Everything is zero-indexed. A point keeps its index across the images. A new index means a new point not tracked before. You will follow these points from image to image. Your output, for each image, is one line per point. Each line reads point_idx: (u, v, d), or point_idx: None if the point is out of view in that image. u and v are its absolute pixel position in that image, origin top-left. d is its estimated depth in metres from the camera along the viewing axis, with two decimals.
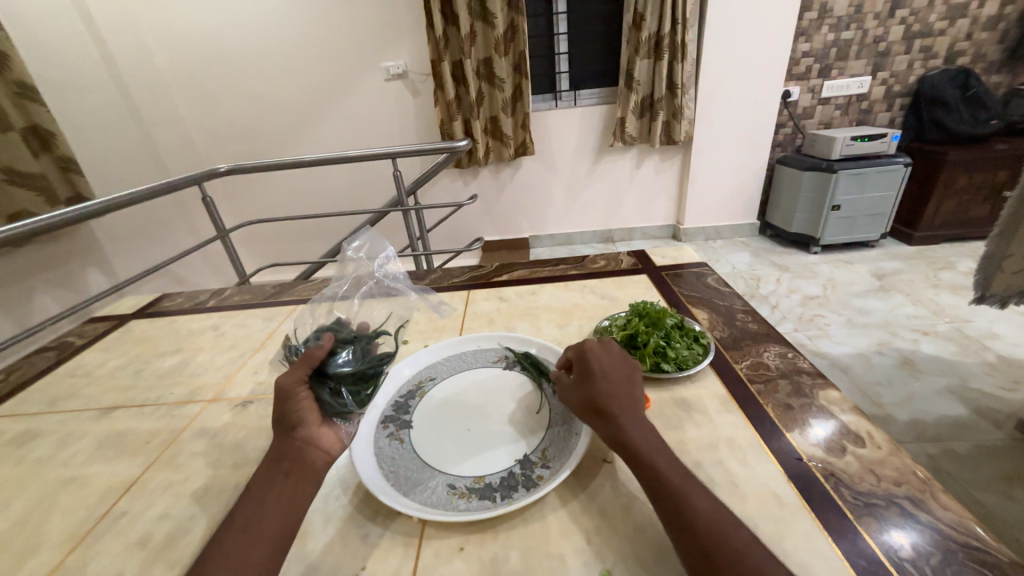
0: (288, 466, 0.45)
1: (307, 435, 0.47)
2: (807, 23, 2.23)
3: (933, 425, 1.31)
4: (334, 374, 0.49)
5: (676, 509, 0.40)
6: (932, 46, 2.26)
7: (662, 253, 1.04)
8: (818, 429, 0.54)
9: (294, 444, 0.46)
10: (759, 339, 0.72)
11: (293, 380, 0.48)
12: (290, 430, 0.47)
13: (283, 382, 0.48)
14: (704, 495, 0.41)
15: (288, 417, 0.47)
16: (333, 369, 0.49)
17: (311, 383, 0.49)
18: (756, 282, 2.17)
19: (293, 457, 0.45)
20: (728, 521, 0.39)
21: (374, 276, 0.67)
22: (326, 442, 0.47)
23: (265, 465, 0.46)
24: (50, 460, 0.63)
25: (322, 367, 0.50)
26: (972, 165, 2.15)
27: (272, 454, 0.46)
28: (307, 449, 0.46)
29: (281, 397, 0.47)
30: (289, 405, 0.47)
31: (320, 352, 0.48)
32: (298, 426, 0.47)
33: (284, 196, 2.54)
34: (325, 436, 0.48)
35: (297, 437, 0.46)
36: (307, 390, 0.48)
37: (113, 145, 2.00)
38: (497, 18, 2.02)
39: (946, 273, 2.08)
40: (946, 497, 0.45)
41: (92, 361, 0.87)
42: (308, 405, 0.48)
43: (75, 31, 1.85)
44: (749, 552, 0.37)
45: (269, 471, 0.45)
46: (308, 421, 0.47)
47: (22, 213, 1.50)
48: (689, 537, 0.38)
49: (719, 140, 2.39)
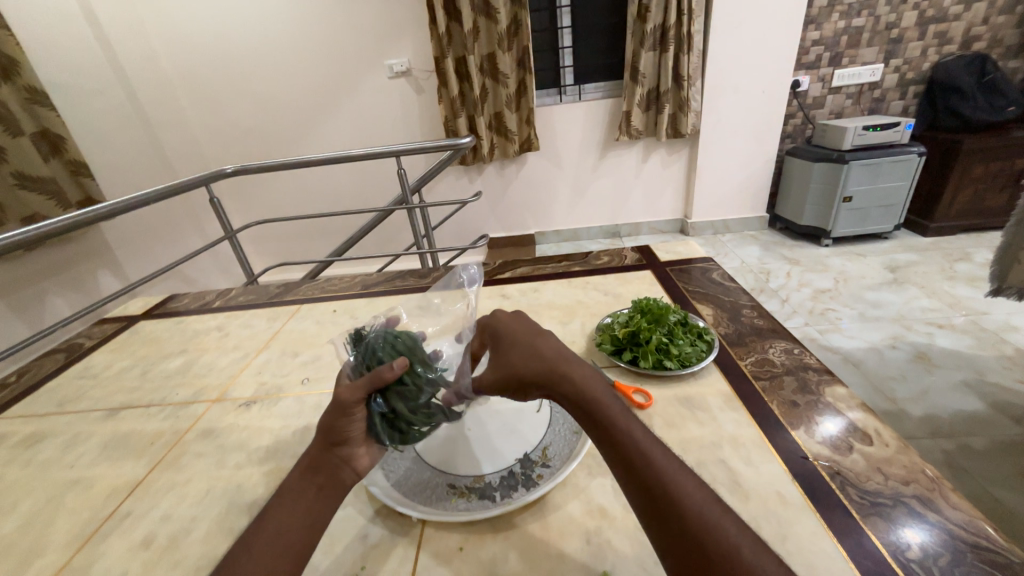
0: (322, 481, 0.45)
1: (346, 453, 0.46)
2: (816, 11, 2.18)
3: (949, 420, 1.28)
4: (393, 405, 0.45)
5: (648, 489, 0.35)
6: (947, 32, 2.20)
7: (667, 248, 1.03)
8: (827, 426, 0.53)
9: (332, 460, 0.45)
10: (764, 335, 0.71)
11: (353, 396, 0.44)
12: (334, 445, 0.45)
13: (343, 394, 0.44)
14: (679, 470, 0.36)
15: (334, 432, 0.45)
16: (395, 397, 0.45)
17: (368, 400, 0.45)
18: (765, 276, 2.14)
19: (329, 472, 0.45)
20: (715, 506, 0.34)
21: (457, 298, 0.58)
22: (362, 464, 0.47)
23: (297, 472, 0.45)
24: (58, 462, 0.64)
25: (388, 388, 0.45)
26: (988, 154, 2.09)
27: (306, 463, 0.46)
28: (343, 467, 0.46)
29: (337, 409, 0.44)
30: (340, 420, 0.45)
31: (390, 377, 0.43)
32: (342, 443, 0.45)
33: (291, 196, 2.55)
34: (362, 457, 0.47)
35: (337, 454, 0.45)
36: (362, 407, 0.45)
37: (122, 148, 2.02)
38: (499, 13, 2.00)
39: (962, 264, 2.03)
40: (956, 496, 0.44)
41: (101, 362, 0.88)
42: (357, 425, 0.46)
43: (83, 35, 1.87)
44: (741, 543, 0.32)
45: (302, 480, 0.45)
46: (353, 440, 0.46)
47: (34, 217, 1.53)
48: (664, 524, 0.34)
49: (727, 133, 2.35)
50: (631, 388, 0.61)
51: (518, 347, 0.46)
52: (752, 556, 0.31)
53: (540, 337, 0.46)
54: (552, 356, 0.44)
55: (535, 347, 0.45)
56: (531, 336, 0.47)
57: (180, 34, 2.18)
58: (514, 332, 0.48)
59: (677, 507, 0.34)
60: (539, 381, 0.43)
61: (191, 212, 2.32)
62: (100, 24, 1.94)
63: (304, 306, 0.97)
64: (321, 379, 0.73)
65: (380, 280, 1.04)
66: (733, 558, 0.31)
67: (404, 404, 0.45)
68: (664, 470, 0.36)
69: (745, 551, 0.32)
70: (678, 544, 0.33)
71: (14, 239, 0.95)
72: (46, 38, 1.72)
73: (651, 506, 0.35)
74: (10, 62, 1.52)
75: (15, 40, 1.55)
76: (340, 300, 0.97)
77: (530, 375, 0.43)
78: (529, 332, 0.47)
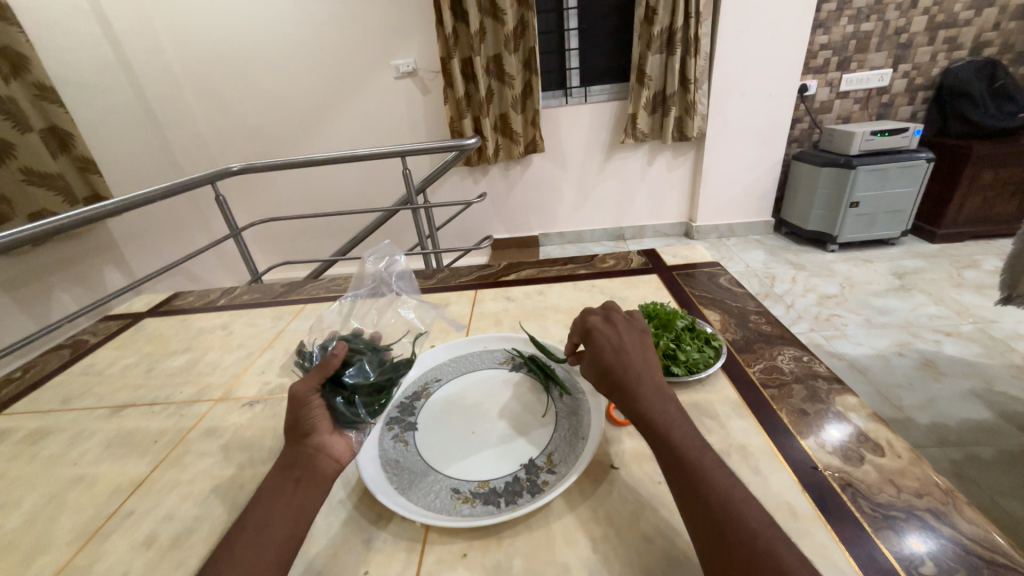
0: (299, 473, 0.44)
1: (319, 442, 0.46)
2: (825, 15, 2.17)
3: (956, 429, 1.26)
4: (350, 383, 0.49)
5: (696, 501, 0.39)
6: (956, 37, 2.19)
7: (673, 252, 1.02)
8: (834, 435, 0.52)
9: (305, 451, 0.45)
10: (772, 341, 0.70)
11: (307, 387, 0.47)
12: (303, 436, 0.46)
13: (296, 389, 0.47)
14: (729, 483, 0.40)
15: (301, 424, 0.46)
16: (349, 378, 0.49)
17: (323, 392, 0.48)
18: (770, 281, 2.13)
19: (304, 465, 0.45)
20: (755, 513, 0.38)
21: (385, 283, 0.65)
22: (338, 451, 0.47)
23: (275, 471, 0.45)
24: (61, 459, 0.64)
25: (337, 375, 0.50)
26: (997, 161, 2.07)
27: (282, 460, 0.46)
28: (319, 456, 0.45)
29: (295, 404, 0.46)
30: (302, 410, 0.46)
31: (335, 361, 0.48)
32: (311, 433, 0.46)
33: (296, 195, 2.56)
34: (338, 444, 0.47)
35: (309, 445, 0.46)
36: (319, 398, 0.47)
37: (132, 145, 2.04)
38: (506, 14, 2.00)
39: (970, 271, 2.01)
40: (970, 510, 0.43)
41: (105, 359, 0.88)
42: (320, 414, 0.47)
43: (93, 34, 1.88)
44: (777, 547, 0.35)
45: (280, 476, 0.45)
46: (322, 428, 0.47)
47: (42, 213, 1.54)
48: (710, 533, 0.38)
49: (733, 135, 2.34)
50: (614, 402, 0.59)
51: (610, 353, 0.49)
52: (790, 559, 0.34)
53: (624, 348, 0.49)
54: (623, 371, 0.47)
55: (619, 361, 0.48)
56: (619, 345, 0.49)
57: (188, 33, 2.19)
58: (601, 336, 0.51)
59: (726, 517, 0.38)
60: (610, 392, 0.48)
61: (197, 210, 2.33)
62: (109, 24, 1.95)
63: (307, 305, 0.97)
64: None
65: None
66: (772, 563, 0.34)
67: (360, 377, 0.50)
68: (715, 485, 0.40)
69: (783, 555, 0.35)
70: (721, 554, 0.36)
71: (21, 236, 0.95)
72: (51, 33, 1.71)
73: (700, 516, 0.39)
74: (21, 59, 1.52)
75: (26, 38, 1.56)
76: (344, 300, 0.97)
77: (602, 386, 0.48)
78: (616, 340, 0.50)
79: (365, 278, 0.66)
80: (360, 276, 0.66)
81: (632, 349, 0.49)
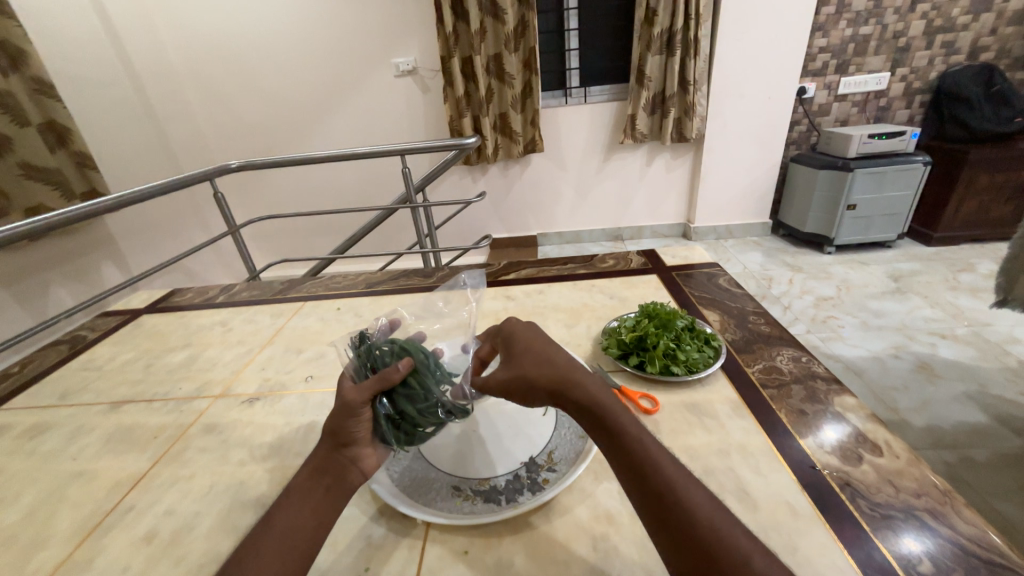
0: (330, 481, 0.45)
1: (354, 454, 0.46)
2: (824, 18, 2.18)
3: (951, 432, 1.27)
4: (400, 406, 0.47)
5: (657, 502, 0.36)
6: (954, 42, 2.20)
7: (672, 252, 1.02)
8: (831, 435, 0.53)
9: (340, 460, 0.46)
10: (771, 342, 0.70)
11: (359, 398, 0.45)
12: (340, 446, 0.46)
13: (349, 397, 0.45)
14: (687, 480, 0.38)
15: (341, 434, 0.46)
16: (401, 400, 0.47)
17: (374, 401, 0.47)
18: (767, 282, 2.14)
19: (336, 473, 0.45)
20: (723, 516, 0.36)
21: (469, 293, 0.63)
22: (370, 465, 0.47)
23: (305, 472, 0.46)
24: (59, 454, 0.63)
25: (393, 389, 0.47)
26: (993, 165, 2.09)
27: (315, 464, 0.46)
28: (351, 468, 0.46)
29: (344, 411, 0.45)
30: (347, 422, 0.45)
31: (396, 377, 0.45)
32: (349, 444, 0.46)
33: (292, 192, 2.55)
34: (370, 457, 0.47)
35: (345, 455, 0.46)
36: (369, 408, 0.46)
37: (129, 143, 2.02)
38: (507, 14, 2.01)
39: (965, 275, 2.03)
40: (968, 510, 0.43)
41: (103, 355, 0.88)
42: (364, 427, 0.46)
43: (92, 28, 1.86)
44: (752, 554, 0.33)
45: (309, 481, 0.45)
46: (361, 442, 0.46)
47: (40, 208, 1.53)
48: (674, 534, 0.35)
49: (732, 137, 2.35)
50: (637, 394, 0.60)
51: (538, 350, 0.47)
52: (763, 565, 0.33)
53: (553, 348, 0.47)
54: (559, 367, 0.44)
55: (552, 358, 0.46)
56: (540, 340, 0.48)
57: (189, 30, 2.18)
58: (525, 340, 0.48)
59: (688, 517, 0.35)
60: (549, 386, 0.43)
61: (194, 206, 2.32)
62: (109, 19, 1.94)
63: (308, 303, 0.97)
64: (325, 376, 0.73)
65: (384, 278, 1.04)
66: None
67: (413, 407, 0.47)
68: (673, 479, 0.37)
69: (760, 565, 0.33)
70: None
71: (20, 231, 0.95)
72: (48, 26, 1.69)
73: (656, 513, 0.36)
74: (20, 54, 1.51)
75: (25, 34, 1.55)
76: (344, 298, 0.97)
77: (545, 381, 0.44)
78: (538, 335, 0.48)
79: (455, 287, 0.64)
80: (454, 279, 0.66)
81: (553, 351, 0.47)
